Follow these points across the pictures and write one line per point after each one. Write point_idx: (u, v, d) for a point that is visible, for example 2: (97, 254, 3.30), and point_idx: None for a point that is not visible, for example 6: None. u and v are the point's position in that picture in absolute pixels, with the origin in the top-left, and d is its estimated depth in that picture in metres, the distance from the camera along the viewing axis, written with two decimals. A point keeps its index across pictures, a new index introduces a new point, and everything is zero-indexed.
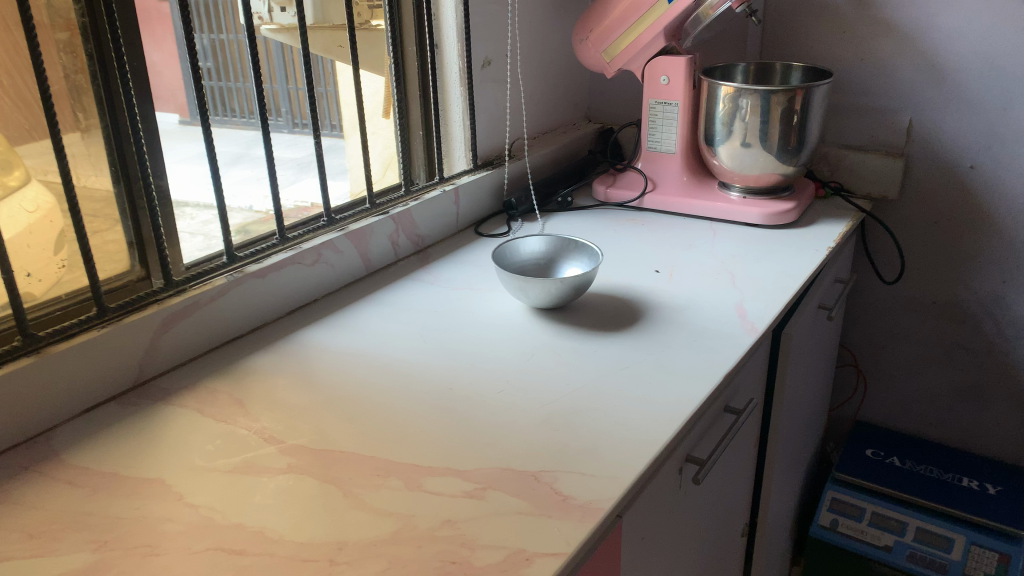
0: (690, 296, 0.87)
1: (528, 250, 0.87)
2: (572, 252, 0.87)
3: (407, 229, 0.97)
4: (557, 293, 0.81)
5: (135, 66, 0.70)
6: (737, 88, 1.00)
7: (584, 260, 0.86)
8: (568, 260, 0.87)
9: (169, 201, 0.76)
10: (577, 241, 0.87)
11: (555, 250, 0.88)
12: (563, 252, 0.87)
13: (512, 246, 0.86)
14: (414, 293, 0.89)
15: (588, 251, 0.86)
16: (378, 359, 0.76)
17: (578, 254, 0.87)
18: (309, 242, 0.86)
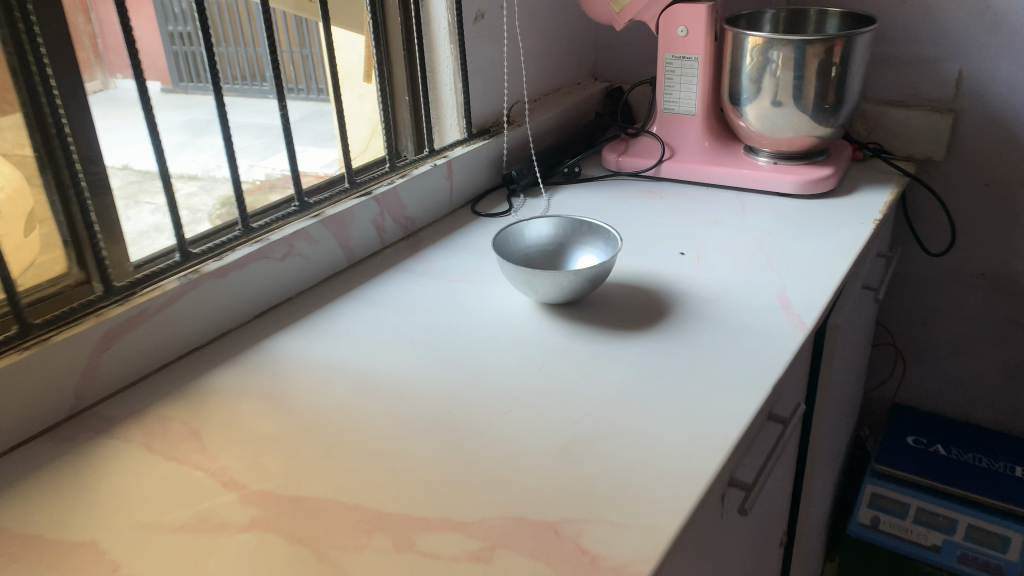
0: (723, 284, 0.75)
1: (533, 235, 0.75)
2: (584, 236, 0.75)
3: (394, 212, 0.85)
4: (569, 286, 0.69)
5: (49, 27, 0.56)
6: (768, 38, 0.87)
7: (599, 245, 0.74)
8: (580, 246, 0.75)
9: (106, 188, 0.63)
10: (589, 223, 0.75)
11: (564, 234, 0.76)
12: (574, 237, 0.76)
13: (515, 231, 0.74)
14: (403, 288, 0.77)
15: (603, 233, 0.74)
16: (361, 374, 0.64)
17: (592, 238, 0.75)
18: (277, 233, 0.74)
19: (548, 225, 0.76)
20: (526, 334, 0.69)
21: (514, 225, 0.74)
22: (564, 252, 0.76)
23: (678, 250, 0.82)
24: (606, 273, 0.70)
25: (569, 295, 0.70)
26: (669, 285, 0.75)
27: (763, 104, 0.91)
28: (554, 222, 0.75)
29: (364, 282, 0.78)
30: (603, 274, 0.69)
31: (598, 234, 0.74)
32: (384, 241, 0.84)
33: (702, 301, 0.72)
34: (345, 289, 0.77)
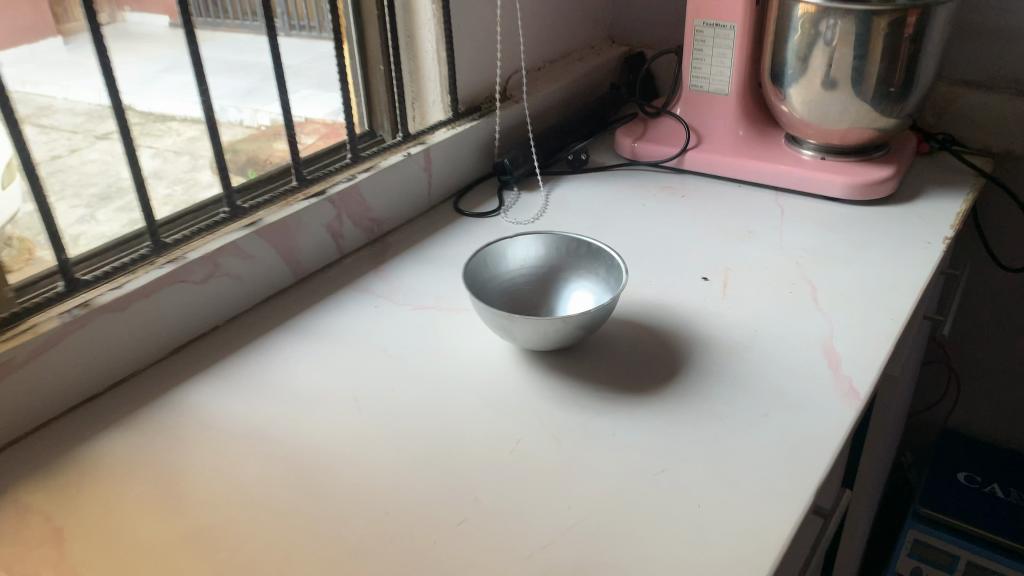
0: (753, 324, 0.60)
1: (519, 256, 0.61)
2: (582, 259, 0.60)
3: (354, 215, 0.70)
4: (556, 334, 0.54)
5: None
6: (823, 5, 0.69)
7: (599, 273, 0.59)
8: (576, 271, 0.60)
9: None
10: (589, 244, 0.60)
11: (557, 257, 0.61)
12: (569, 260, 0.61)
13: (495, 252, 0.60)
14: (356, 317, 0.62)
15: (605, 258, 0.59)
16: (285, 445, 0.51)
17: (592, 263, 0.60)
18: (197, 249, 0.59)
19: (538, 244, 0.61)
20: (501, 392, 0.54)
21: (494, 245, 0.60)
22: (557, 278, 0.61)
23: (699, 273, 0.66)
24: (606, 316, 0.55)
25: (556, 343, 0.55)
26: (685, 323, 0.60)
27: (812, 88, 0.74)
28: (546, 241, 0.61)
29: (310, 306, 0.64)
30: (602, 318, 0.54)
31: (599, 259, 0.59)
32: (341, 250, 0.70)
33: (725, 351, 0.57)
34: (286, 315, 0.63)
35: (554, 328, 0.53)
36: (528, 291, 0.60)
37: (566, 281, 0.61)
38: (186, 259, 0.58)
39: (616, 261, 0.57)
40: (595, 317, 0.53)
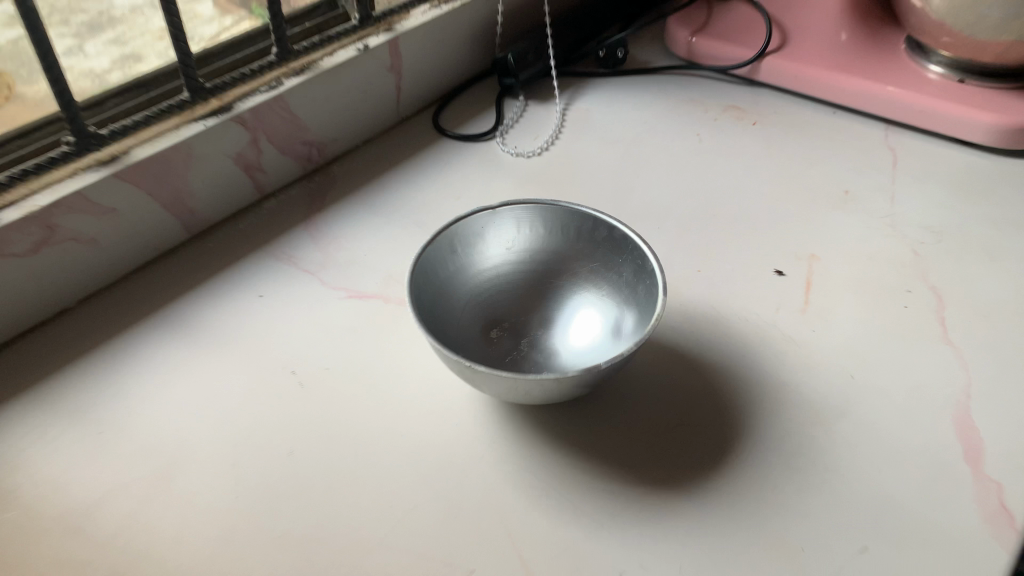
0: (848, 363, 0.40)
1: (506, 233, 0.41)
2: (599, 247, 0.41)
3: (280, 138, 0.49)
4: (544, 394, 0.34)
5: None
6: None
7: (624, 274, 0.40)
8: (587, 262, 0.41)
9: None
10: (616, 228, 0.39)
11: (563, 236, 0.41)
12: (580, 242, 0.41)
13: (470, 228, 0.40)
14: (262, 311, 0.43)
15: (636, 255, 0.38)
16: (114, 547, 0.33)
17: (612, 255, 0.40)
18: (18, 207, 0.39)
19: (535, 215, 0.41)
20: (455, 468, 0.36)
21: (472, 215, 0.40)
22: (560, 264, 0.42)
23: (771, 262, 0.46)
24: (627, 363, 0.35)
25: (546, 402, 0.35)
26: (743, 355, 0.40)
27: None
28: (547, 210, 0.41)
29: (204, 283, 0.45)
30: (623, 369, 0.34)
31: (625, 252, 0.39)
32: (261, 188, 0.49)
33: (799, 412, 0.38)
34: (167, 299, 0.44)
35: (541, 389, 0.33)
36: (516, 284, 0.43)
37: (573, 270, 0.42)
38: None
39: (651, 265, 0.36)
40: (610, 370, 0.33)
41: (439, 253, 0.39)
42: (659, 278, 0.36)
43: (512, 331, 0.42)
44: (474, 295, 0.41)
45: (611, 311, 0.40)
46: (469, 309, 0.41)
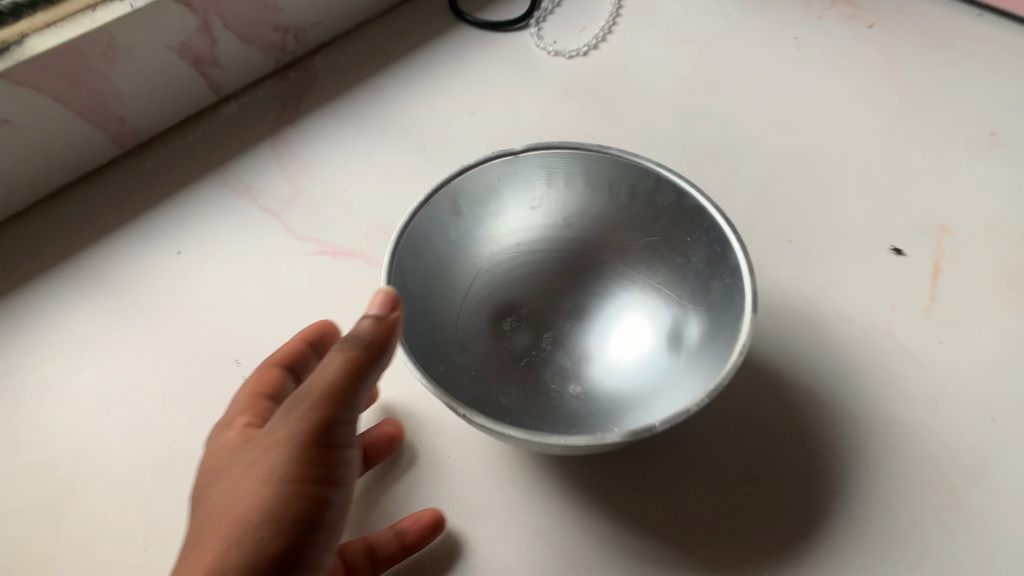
0: (990, 396, 0.29)
1: (533, 181, 0.31)
2: (659, 213, 0.29)
3: (241, 22, 0.36)
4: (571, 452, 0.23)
5: None
6: None
7: (693, 260, 0.29)
8: (641, 231, 0.31)
9: None
10: (687, 195, 0.27)
11: (611, 193, 0.30)
12: (634, 202, 0.30)
13: (481, 175, 0.29)
14: (208, 267, 0.33)
15: (711, 237, 0.27)
16: None
17: (677, 226, 0.29)
18: None
19: (574, 163, 0.30)
20: (446, 525, 0.27)
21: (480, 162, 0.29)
22: (605, 230, 0.32)
23: (888, 234, 0.34)
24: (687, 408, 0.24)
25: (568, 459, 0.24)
26: (843, 375, 0.30)
27: None
28: (590, 156, 0.29)
29: (135, 220, 0.34)
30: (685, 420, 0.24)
31: (695, 227, 0.28)
32: (217, 87, 0.38)
33: (918, 469, 0.27)
34: (86, 242, 0.34)
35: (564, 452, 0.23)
36: (547, 248, 0.33)
37: (622, 241, 0.32)
38: None
39: (738, 265, 0.25)
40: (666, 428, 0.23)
41: (435, 213, 0.29)
42: (747, 286, 0.24)
43: (537, 312, 0.33)
44: (486, 263, 0.32)
45: (668, 305, 0.30)
46: (479, 283, 0.32)
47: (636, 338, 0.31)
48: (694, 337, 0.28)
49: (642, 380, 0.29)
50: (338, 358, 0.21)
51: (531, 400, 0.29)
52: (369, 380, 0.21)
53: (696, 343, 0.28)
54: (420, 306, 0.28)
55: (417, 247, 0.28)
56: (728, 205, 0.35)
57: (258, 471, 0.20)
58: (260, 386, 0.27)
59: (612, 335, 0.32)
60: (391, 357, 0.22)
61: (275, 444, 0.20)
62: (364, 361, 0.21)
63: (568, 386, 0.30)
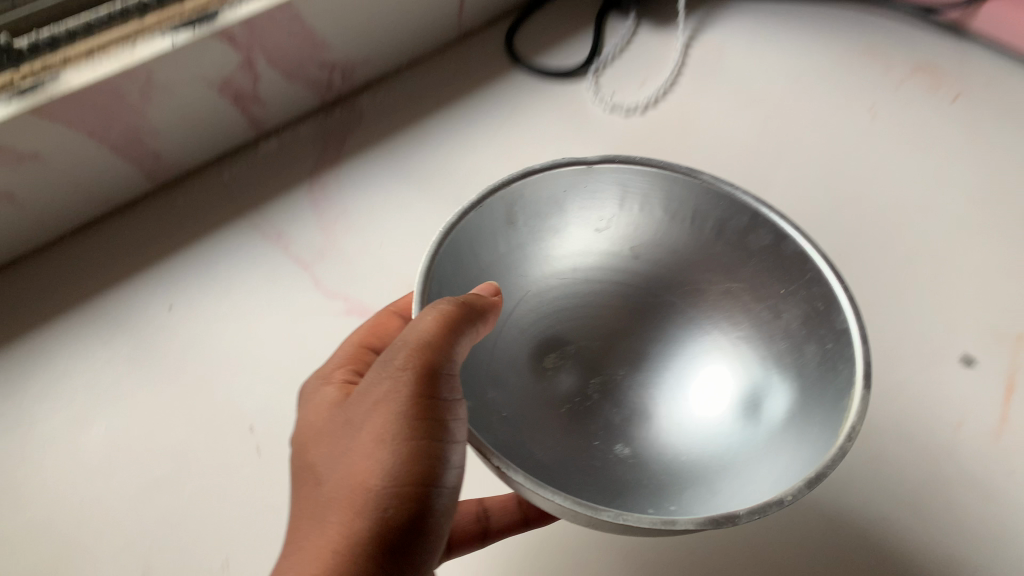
0: None
1: (609, 210, 0.29)
2: (744, 264, 0.28)
3: (284, 59, 0.35)
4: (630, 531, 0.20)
5: None
6: None
7: (784, 325, 0.26)
8: (716, 281, 0.29)
9: None
10: (789, 240, 0.26)
11: (692, 233, 0.29)
12: (717, 247, 0.28)
13: (560, 187, 0.28)
14: (231, 321, 0.32)
15: (812, 293, 0.25)
16: None
17: (766, 280, 0.27)
18: None
19: (653, 192, 0.28)
20: None
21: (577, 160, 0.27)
22: (676, 271, 0.30)
23: (960, 341, 0.31)
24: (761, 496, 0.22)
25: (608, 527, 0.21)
26: (900, 504, 0.27)
27: None
28: (681, 191, 0.28)
29: (163, 262, 0.33)
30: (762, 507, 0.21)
31: (795, 279, 0.26)
32: (256, 124, 0.37)
33: None
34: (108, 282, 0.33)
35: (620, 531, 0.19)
36: (607, 284, 0.31)
37: (695, 284, 0.29)
38: None
39: (849, 333, 0.23)
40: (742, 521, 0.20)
41: (503, 209, 0.27)
42: (857, 347, 0.22)
43: (581, 362, 0.30)
44: (537, 286, 0.30)
45: (747, 368, 0.27)
46: (526, 305, 0.30)
47: (693, 400, 0.28)
48: (779, 410, 0.25)
49: (706, 450, 0.26)
50: (427, 318, 0.21)
51: (572, 457, 0.26)
52: (459, 342, 0.21)
53: (781, 407, 0.25)
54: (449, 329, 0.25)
55: (448, 274, 0.25)
56: None
57: (372, 431, 0.19)
58: (353, 355, 0.24)
59: (664, 395, 0.29)
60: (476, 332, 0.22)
61: (388, 402, 0.19)
62: (453, 322, 0.21)
63: (614, 446, 0.27)
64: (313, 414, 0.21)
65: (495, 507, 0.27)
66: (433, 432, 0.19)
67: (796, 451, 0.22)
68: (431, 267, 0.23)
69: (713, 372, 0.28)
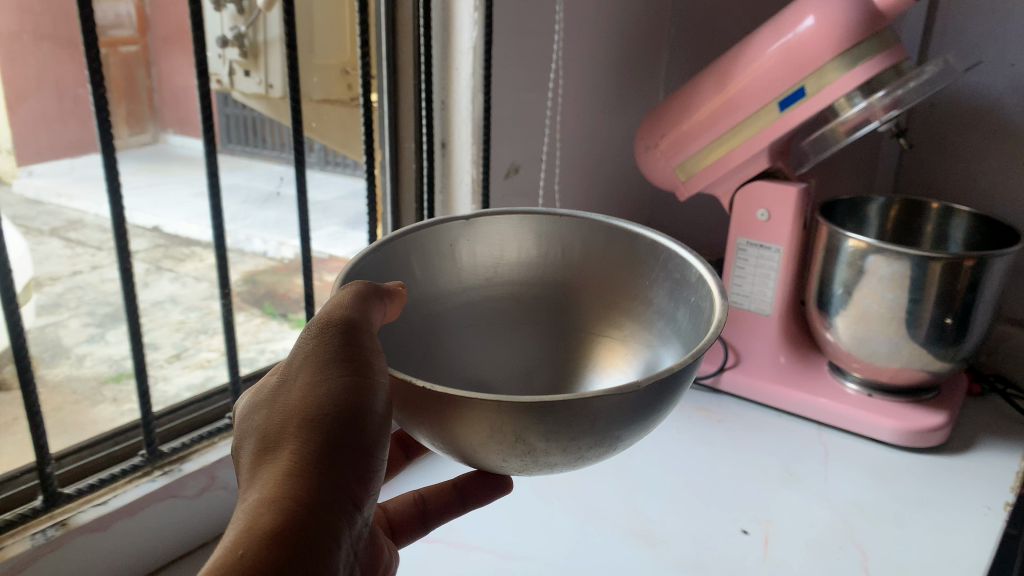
0: None
1: (520, 246, 0.48)
2: (617, 265, 0.48)
3: None
4: (556, 426, 0.32)
5: None
6: (871, 244, 0.68)
7: (660, 295, 0.46)
8: (602, 286, 0.48)
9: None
10: (641, 237, 0.47)
11: (565, 255, 0.48)
12: (594, 253, 0.48)
13: (482, 233, 0.48)
14: None
15: (673, 271, 0.45)
16: None
17: (634, 268, 0.47)
18: (191, 460, 0.55)
19: (536, 231, 0.48)
20: None
21: (486, 216, 0.48)
22: (563, 287, 0.49)
23: (738, 526, 0.61)
24: (630, 435, 0.36)
25: (523, 455, 0.35)
26: None
27: (862, 321, 0.71)
28: (561, 224, 0.48)
29: None
30: (623, 433, 0.35)
31: (658, 269, 0.46)
32: None
33: None
34: None
35: (547, 430, 0.33)
36: (507, 299, 0.49)
37: (579, 292, 0.49)
38: (181, 472, 0.54)
39: (705, 278, 0.42)
40: (635, 413, 0.34)
41: (443, 249, 0.47)
42: (715, 282, 0.41)
43: (530, 359, 0.50)
44: (462, 292, 0.48)
45: (640, 343, 0.47)
46: (459, 301, 0.48)
47: (615, 363, 0.48)
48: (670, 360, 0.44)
49: None
50: (346, 297, 0.37)
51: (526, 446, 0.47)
52: (367, 310, 0.38)
53: (659, 346, 0.46)
54: (420, 328, 0.46)
55: (386, 274, 0.44)
56: (649, 513, 0.63)
57: (316, 383, 0.36)
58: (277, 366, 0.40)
59: (594, 363, 0.49)
60: (377, 309, 0.38)
61: (323, 360, 0.36)
62: (360, 297, 0.38)
63: None
64: (269, 387, 0.38)
65: (428, 496, 0.52)
66: (352, 372, 0.35)
67: (682, 350, 0.43)
68: (355, 264, 0.41)
69: (617, 342, 0.48)
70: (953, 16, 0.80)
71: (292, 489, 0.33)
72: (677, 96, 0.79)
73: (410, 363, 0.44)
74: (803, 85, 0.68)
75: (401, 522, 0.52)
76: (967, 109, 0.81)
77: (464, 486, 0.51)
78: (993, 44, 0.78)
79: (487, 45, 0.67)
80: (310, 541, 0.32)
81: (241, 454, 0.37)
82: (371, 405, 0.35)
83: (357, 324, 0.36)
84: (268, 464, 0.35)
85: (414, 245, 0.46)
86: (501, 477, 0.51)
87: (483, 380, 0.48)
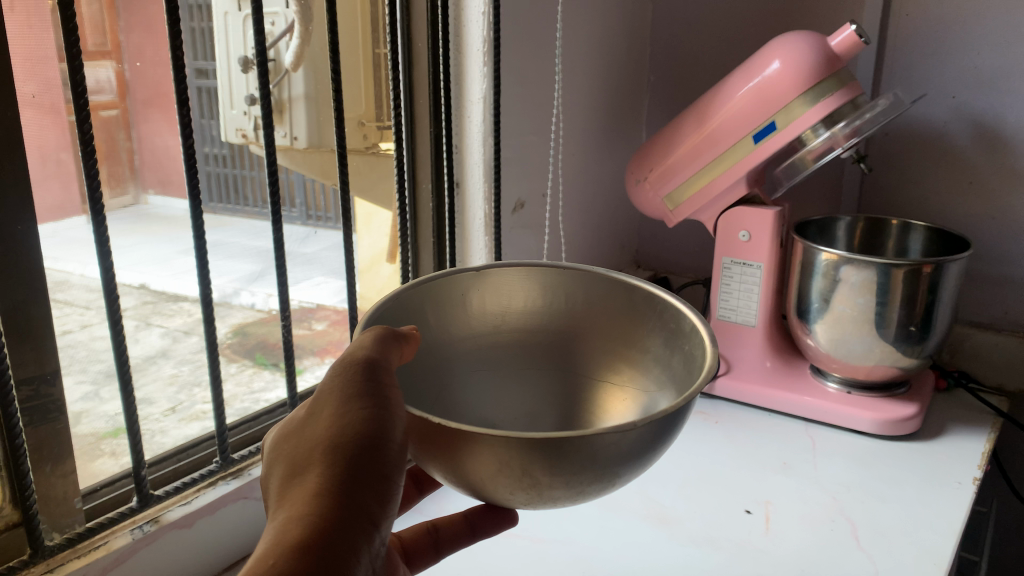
0: (801, 562, 0.62)
1: (525, 296, 0.50)
2: (619, 315, 0.49)
3: None
4: (555, 463, 0.33)
5: (20, 258, 0.48)
6: (842, 256, 0.77)
7: (656, 342, 0.47)
8: (603, 334, 0.49)
9: (58, 440, 0.52)
10: (638, 288, 0.47)
11: (568, 305, 0.50)
12: (595, 303, 0.49)
13: (491, 284, 0.49)
14: None
15: (668, 319, 0.46)
16: None
17: (632, 316, 0.48)
18: (257, 467, 0.64)
19: (540, 281, 0.49)
20: None
21: (496, 268, 0.49)
22: (567, 335, 0.50)
23: (740, 508, 0.69)
24: (631, 471, 0.36)
25: (530, 491, 0.35)
26: (735, 563, 0.62)
27: (838, 326, 0.80)
28: (565, 276, 0.49)
29: None
30: (626, 469, 0.35)
31: (655, 318, 0.47)
32: None
33: None
34: None
35: (550, 466, 0.33)
36: (513, 347, 0.50)
37: (582, 340, 0.50)
38: (251, 476, 0.62)
39: (697, 326, 0.43)
40: (631, 454, 0.34)
41: (454, 300, 0.48)
42: (708, 334, 0.41)
43: (535, 404, 0.50)
44: (469, 339, 0.49)
45: (638, 387, 0.48)
46: (466, 346, 0.49)
47: (617, 408, 0.49)
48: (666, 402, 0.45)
49: None
50: (372, 333, 0.40)
51: None
52: (393, 347, 0.40)
53: (656, 391, 0.46)
54: (432, 372, 0.47)
55: (401, 317, 0.45)
56: (662, 500, 0.71)
57: (342, 412, 0.36)
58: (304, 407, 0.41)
59: (598, 406, 0.50)
60: (404, 347, 0.41)
61: (347, 391, 0.37)
62: (387, 333, 0.40)
63: None
64: (298, 421, 0.38)
65: (441, 525, 0.52)
66: (380, 400, 0.36)
67: (677, 394, 0.44)
68: (370, 314, 0.42)
69: (618, 387, 0.49)
70: (898, 56, 0.91)
71: (319, 510, 0.33)
72: (659, 136, 0.88)
73: (422, 401, 0.45)
74: (773, 119, 0.78)
75: (415, 546, 0.52)
76: (916, 137, 0.92)
77: (473, 518, 0.51)
78: (935, 80, 0.89)
79: (497, 95, 0.76)
80: (337, 558, 0.32)
81: (271, 486, 0.37)
82: (393, 434, 0.35)
83: (377, 361, 0.38)
84: (295, 487, 0.35)
85: (428, 294, 0.47)
86: (505, 510, 0.50)
87: (489, 423, 0.49)
